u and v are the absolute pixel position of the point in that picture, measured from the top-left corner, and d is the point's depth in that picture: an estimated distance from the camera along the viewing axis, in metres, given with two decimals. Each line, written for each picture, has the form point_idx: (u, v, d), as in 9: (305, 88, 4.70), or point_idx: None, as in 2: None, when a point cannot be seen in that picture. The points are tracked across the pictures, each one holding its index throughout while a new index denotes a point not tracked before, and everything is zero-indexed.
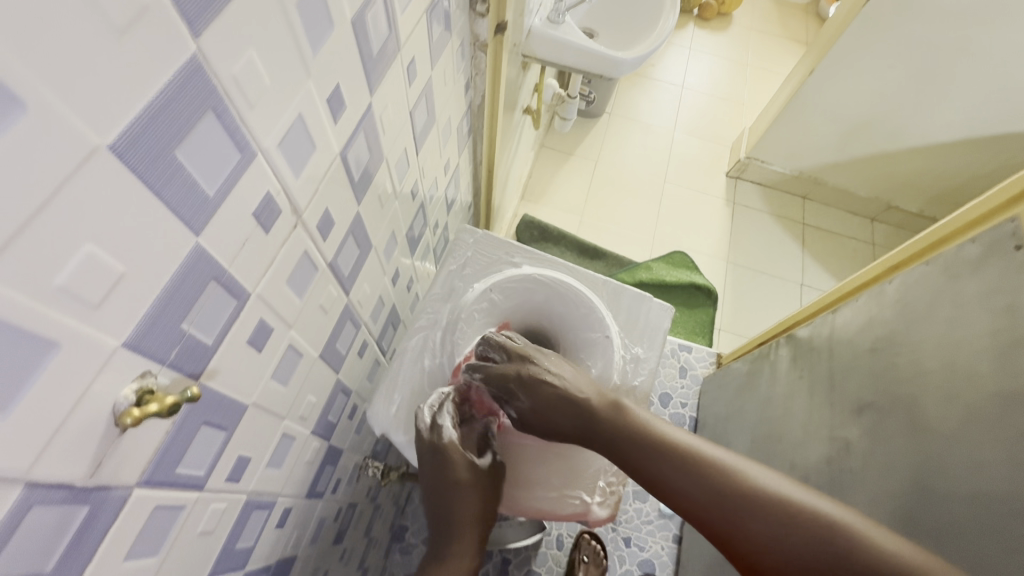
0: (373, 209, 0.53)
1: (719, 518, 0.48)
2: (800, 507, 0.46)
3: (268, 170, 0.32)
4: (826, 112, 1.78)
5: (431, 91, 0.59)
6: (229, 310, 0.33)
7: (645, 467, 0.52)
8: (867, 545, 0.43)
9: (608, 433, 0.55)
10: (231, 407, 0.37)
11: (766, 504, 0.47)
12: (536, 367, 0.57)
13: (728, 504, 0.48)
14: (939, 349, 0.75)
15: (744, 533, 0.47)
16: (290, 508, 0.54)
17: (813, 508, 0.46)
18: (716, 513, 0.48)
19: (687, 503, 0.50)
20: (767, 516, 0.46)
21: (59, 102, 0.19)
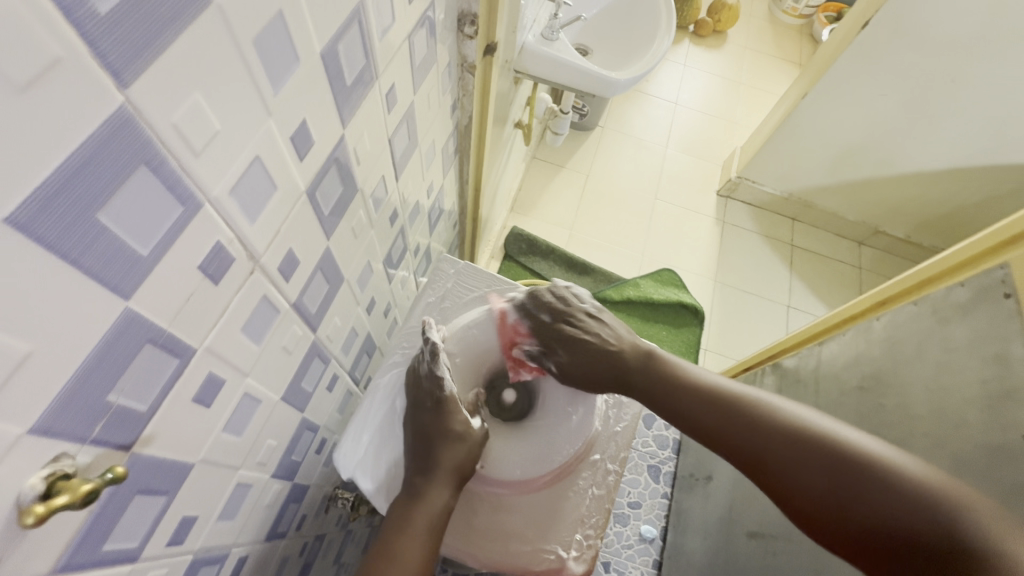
0: (346, 241, 0.50)
1: (761, 452, 0.52)
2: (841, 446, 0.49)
3: (217, 218, 0.29)
4: (818, 136, 1.79)
5: (413, 114, 0.56)
6: (169, 370, 0.30)
7: (690, 411, 0.57)
8: (902, 481, 0.45)
9: (649, 382, 0.59)
10: (174, 469, 0.34)
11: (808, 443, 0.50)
12: (580, 322, 0.60)
13: (769, 439, 0.52)
14: (928, 393, 0.74)
15: (781, 464, 0.51)
16: (245, 556, 0.51)
17: (847, 444, 0.49)
18: (757, 446, 0.53)
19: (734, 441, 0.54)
20: (806, 451, 0.50)
21: None
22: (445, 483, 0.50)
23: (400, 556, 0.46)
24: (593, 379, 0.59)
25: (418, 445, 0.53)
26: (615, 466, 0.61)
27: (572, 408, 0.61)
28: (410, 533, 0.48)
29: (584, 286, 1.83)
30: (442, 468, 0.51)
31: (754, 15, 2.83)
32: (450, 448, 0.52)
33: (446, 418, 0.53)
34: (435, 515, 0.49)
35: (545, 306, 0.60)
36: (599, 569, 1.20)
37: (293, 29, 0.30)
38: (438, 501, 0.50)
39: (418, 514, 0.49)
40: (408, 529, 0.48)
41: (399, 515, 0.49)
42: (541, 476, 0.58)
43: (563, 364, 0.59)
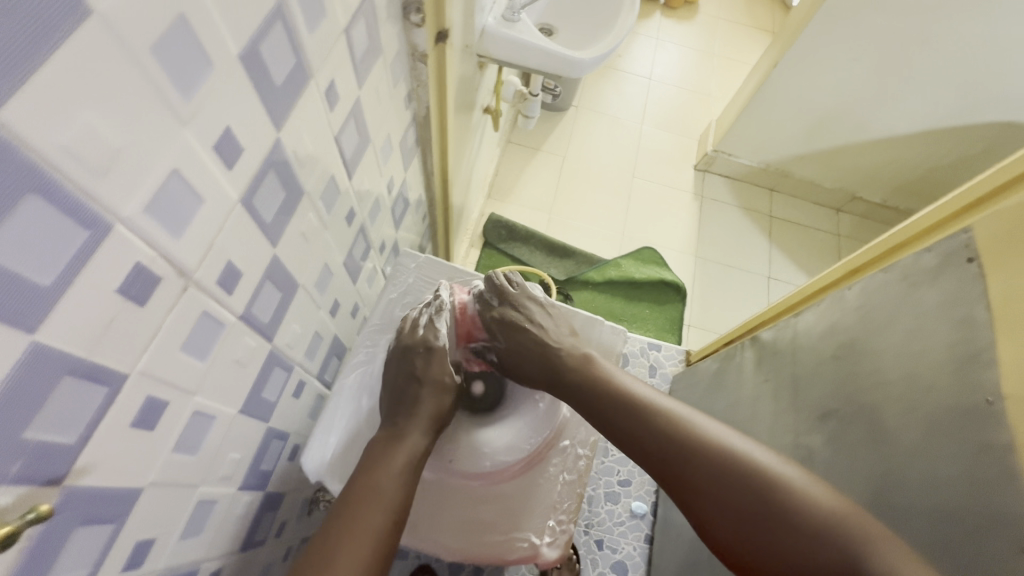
0: (298, 247, 0.48)
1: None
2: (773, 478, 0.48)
3: (135, 238, 0.28)
4: (792, 106, 1.78)
5: (360, 109, 0.54)
6: (98, 398, 0.29)
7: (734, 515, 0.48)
8: None
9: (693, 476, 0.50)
10: (120, 496, 0.33)
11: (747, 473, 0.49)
12: (517, 318, 0.61)
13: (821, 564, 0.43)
14: (897, 360, 0.75)
15: None
16: (219, 569, 0.50)
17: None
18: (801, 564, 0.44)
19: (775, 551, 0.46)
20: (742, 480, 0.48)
21: None
22: (424, 427, 0.53)
23: (379, 486, 0.47)
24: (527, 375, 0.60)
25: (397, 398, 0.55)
26: (585, 451, 0.61)
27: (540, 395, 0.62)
28: (380, 470, 0.48)
29: (565, 269, 1.83)
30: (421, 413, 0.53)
31: None
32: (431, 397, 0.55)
33: (433, 367, 0.56)
34: (413, 456, 0.50)
35: (495, 296, 0.63)
36: (593, 547, 1.23)
37: (203, 32, 0.28)
38: (417, 443, 0.52)
39: (398, 452, 0.50)
40: (386, 462, 0.49)
41: (377, 453, 0.50)
42: (509, 466, 0.58)
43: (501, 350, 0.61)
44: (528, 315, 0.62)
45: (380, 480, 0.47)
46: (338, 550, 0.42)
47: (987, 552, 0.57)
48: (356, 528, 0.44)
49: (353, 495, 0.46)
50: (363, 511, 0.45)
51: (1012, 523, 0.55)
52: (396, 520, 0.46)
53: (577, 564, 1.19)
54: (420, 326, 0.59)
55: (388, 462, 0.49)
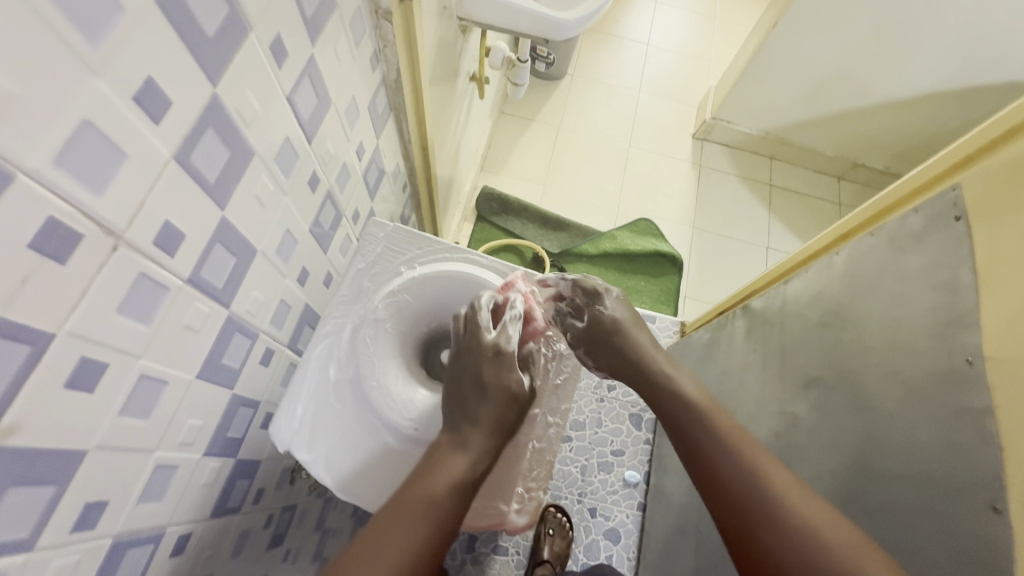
0: (251, 211, 0.47)
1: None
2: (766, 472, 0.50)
3: (44, 192, 0.27)
4: (792, 69, 1.72)
5: (314, 68, 0.52)
6: (21, 358, 0.28)
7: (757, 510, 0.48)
8: None
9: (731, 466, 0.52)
10: (60, 457, 0.33)
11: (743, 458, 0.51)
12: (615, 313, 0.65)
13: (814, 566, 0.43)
14: (881, 324, 0.73)
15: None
16: (189, 533, 0.51)
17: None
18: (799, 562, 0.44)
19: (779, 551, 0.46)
20: (742, 463, 0.51)
21: None
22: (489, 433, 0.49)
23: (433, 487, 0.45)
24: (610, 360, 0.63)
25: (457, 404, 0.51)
26: (556, 419, 0.61)
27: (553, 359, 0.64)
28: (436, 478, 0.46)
29: (559, 242, 1.81)
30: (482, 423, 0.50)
31: None
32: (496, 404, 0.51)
33: (503, 371, 0.53)
34: (467, 467, 0.48)
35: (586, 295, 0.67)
36: (586, 515, 1.26)
37: None
38: (478, 452, 0.49)
39: (455, 461, 0.48)
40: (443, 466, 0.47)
41: (437, 458, 0.48)
42: None
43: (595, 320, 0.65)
44: (615, 307, 0.65)
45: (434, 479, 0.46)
46: (392, 536, 0.42)
47: (963, 514, 0.56)
48: (403, 522, 0.43)
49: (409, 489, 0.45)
50: (412, 508, 0.44)
51: (987, 484, 0.54)
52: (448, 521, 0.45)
53: (570, 531, 1.23)
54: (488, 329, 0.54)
55: (442, 466, 0.47)
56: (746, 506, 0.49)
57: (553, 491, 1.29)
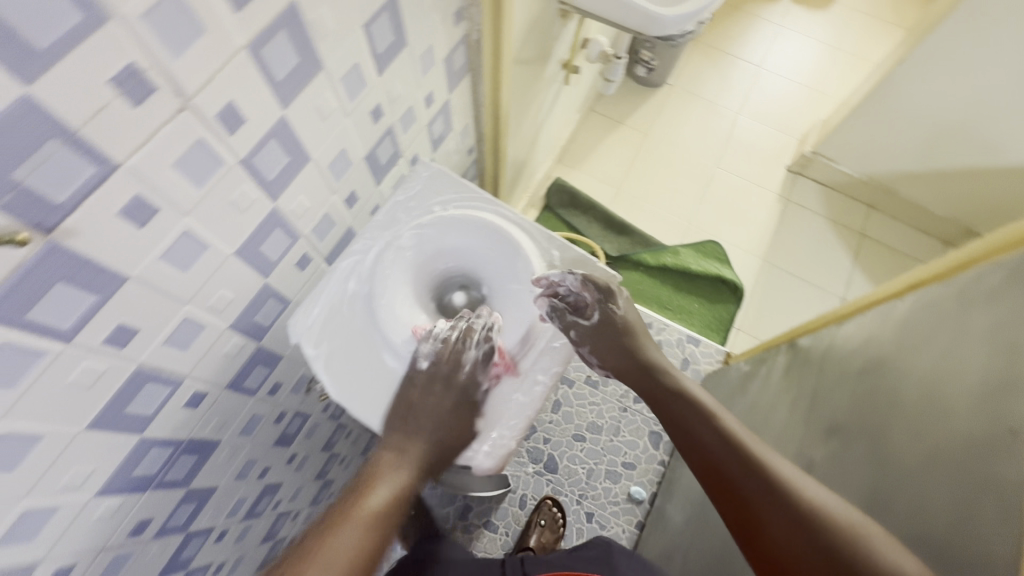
0: (310, 121, 0.53)
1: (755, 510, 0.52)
2: (792, 483, 0.52)
3: (128, 39, 0.32)
4: (913, 111, 1.58)
5: (395, 5, 0.56)
6: (87, 175, 0.34)
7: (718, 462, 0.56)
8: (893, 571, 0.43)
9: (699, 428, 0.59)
10: (103, 273, 0.39)
11: (766, 474, 0.53)
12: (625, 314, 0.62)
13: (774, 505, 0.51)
14: (923, 379, 0.67)
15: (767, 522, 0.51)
16: (203, 393, 0.58)
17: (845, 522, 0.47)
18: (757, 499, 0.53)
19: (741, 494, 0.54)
20: (745, 458, 0.55)
21: None
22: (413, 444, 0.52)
23: (362, 507, 0.45)
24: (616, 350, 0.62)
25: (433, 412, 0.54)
26: (546, 378, 0.59)
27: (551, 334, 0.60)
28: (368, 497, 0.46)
29: (619, 247, 1.79)
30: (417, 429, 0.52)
31: None
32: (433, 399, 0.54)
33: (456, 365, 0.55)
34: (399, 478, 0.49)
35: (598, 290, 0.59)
36: (582, 518, 1.25)
37: None
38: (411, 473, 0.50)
39: (375, 491, 0.47)
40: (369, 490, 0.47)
41: (374, 475, 0.49)
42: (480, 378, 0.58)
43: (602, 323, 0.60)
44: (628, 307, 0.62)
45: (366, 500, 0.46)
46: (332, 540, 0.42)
47: None
48: (339, 530, 0.43)
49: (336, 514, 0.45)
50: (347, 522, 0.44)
51: (996, 566, 0.48)
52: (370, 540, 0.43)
53: (561, 528, 1.21)
54: (466, 363, 0.56)
55: (373, 479, 0.48)
56: (720, 465, 0.56)
57: (554, 484, 1.28)
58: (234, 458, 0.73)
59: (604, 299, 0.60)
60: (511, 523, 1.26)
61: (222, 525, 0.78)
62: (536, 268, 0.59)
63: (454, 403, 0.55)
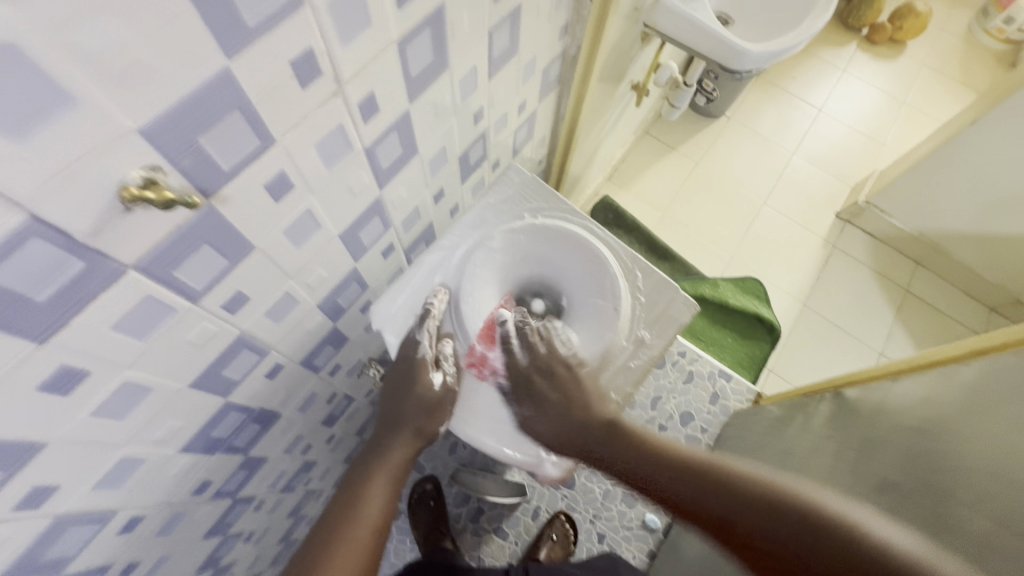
0: (426, 116, 0.54)
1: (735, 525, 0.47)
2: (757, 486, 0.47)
3: (314, 26, 0.34)
4: (979, 173, 1.55)
5: (517, 16, 0.58)
6: (250, 147, 0.36)
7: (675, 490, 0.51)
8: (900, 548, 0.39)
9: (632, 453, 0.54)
10: (238, 241, 0.41)
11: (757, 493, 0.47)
12: (588, 381, 0.58)
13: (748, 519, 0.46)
14: (987, 448, 0.66)
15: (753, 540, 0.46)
16: (281, 366, 0.60)
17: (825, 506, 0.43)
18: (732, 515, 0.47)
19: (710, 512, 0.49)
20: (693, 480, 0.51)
21: None
22: (406, 441, 0.56)
23: (365, 511, 0.51)
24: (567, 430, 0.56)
25: (396, 373, 0.58)
26: (617, 397, 0.59)
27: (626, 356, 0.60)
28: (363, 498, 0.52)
29: None
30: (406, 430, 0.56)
31: (947, 29, 2.44)
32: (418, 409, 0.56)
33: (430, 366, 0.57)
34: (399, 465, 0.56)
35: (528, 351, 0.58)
36: (592, 538, 1.24)
37: None
38: (392, 478, 0.55)
39: (377, 483, 0.54)
40: (368, 491, 0.53)
41: (360, 477, 0.54)
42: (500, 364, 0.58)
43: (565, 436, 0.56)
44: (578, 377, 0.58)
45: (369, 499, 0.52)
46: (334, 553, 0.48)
47: None
48: (340, 540, 0.49)
49: (332, 522, 0.50)
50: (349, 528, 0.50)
51: None
52: (370, 548, 0.50)
53: (572, 545, 1.20)
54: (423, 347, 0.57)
55: (370, 480, 0.54)
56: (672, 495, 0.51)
57: (569, 500, 1.27)
58: (287, 432, 0.74)
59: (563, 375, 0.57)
60: (521, 533, 1.25)
61: (261, 496, 0.79)
62: (622, 288, 0.59)
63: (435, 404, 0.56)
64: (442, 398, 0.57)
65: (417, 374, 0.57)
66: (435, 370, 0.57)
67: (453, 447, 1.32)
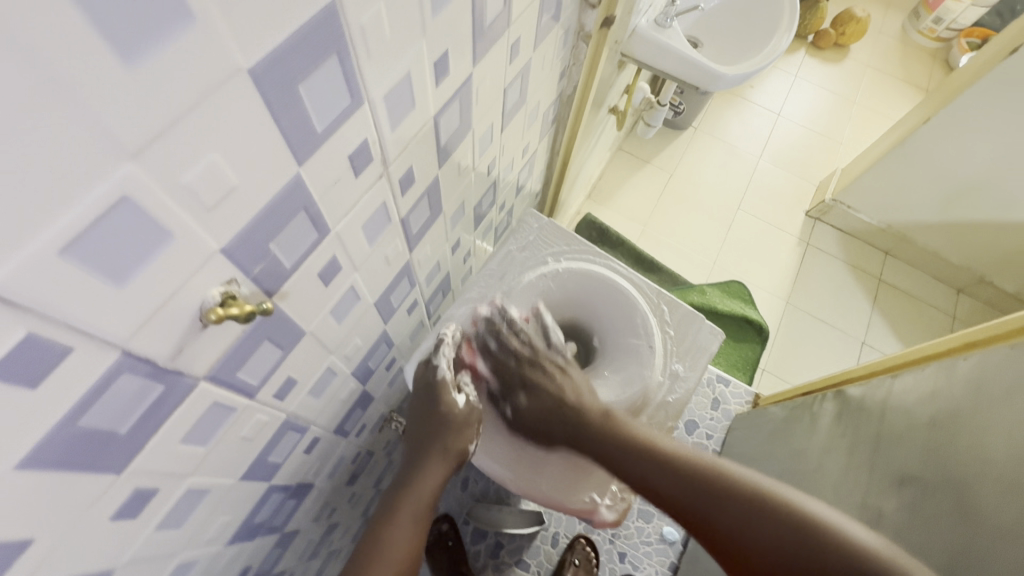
0: (450, 176, 0.55)
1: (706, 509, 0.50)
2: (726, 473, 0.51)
3: (369, 119, 0.34)
4: (934, 166, 1.65)
5: (527, 71, 0.59)
6: (310, 240, 0.35)
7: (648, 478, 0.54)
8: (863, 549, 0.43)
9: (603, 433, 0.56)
10: (292, 330, 0.40)
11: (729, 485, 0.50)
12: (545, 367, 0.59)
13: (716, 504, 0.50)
14: (1005, 438, 0.68)
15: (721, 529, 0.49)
16: (318, 439, 0.58)
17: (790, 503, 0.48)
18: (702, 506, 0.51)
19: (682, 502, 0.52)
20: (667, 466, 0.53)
21: (227, 34, 0.21)
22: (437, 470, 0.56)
23: (394, 545, 0.52)
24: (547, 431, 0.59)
25: (418, 399, 0.58)
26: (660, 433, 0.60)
27: (662, 390, 0.61)
28: (394, 531, 0.53)
29: None
30: (436, 458, 0.56)
31: (883, 32, 2.61)
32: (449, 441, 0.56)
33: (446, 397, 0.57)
34: (428, 495, 0.56)
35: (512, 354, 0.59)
36: (614, 558, 1.21)
37: None
38: (417, 509, 0.55)
39: (405, 517, 0.54)
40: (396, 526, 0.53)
41: (389, 511, 0.54)
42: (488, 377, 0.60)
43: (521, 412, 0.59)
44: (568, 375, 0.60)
45: (400, 531, 0.53)
46: None
47: None
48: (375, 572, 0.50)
49: (367, 552, 0.51)
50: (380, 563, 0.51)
51: None
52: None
53: (595, 567, 1.16)
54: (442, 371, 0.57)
55: (398, 512, 0.54)
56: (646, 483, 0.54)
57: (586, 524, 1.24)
58: (317, 499, 0.72)
59: (517, 363, 0.60)
60: (542, 563, 1.20)
61: (291, 567, 0.76)
62: (652, 326, 0.61)
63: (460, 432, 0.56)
64: (468, 416, 0.57)
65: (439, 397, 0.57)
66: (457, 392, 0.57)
67: (466, 482, 1.29)
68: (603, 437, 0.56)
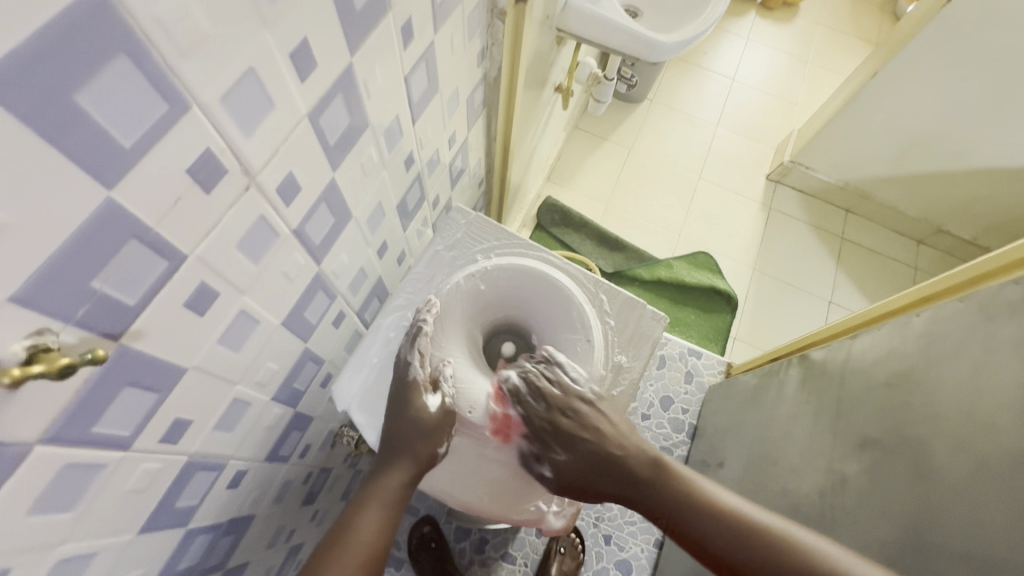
0: (355, 178, 0.50)
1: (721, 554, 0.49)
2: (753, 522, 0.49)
3: (208, 125, 0.30)
4: (886, 120, 1.65)
5: (433, 55, 0.55)
6: (159, 270, 0.31)
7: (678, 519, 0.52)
8: None
9: (636, 484, 0.53)
10: (166, 369, 0.36)
11: (720, 512, 0.51)
12: (579, 409, 0.55)
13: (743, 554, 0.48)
14: (957, 394, 0.67)
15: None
16: (244, 471, 0.54)
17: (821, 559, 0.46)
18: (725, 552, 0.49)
19: (704, 545, 0.50)
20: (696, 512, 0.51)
21: None
22: (405, 467, 0.52)
23: (353, 540, 0.46)
24: (581, 483, 0.54)
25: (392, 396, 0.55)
26: None
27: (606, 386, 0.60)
28: (353, 531, 0.47)
29: (615, 262, 1.78)
30: (405, 454, 0.52)
31: None
32: (417, 437, 0.52)
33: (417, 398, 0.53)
34: (394, 492, 0.51)
35: (536, 396, 0.55)
36: (600, 542, 1.17)
37: None
38: (384, 505, 0.50)
39: (367, 513, 0.49)
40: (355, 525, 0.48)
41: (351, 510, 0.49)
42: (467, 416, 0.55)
43: (560, 468, 0.55)
44: (596, 414, 0.55)
45: (363, 529, 0.48)
46: None
47: None
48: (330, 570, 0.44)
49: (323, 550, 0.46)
50: (340, 560, 0.45)
51: None
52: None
53: (581, 554, 1.11)
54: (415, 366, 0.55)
55: (360, 509, 0.49)
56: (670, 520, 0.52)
57: None
58: (264, 529, 0.68)
59: (548, 408, 0.55)
60: (529, 555, 1.15)
61: None
62: (591, 319, 0.59)
63: (429, 432, 0.52)
64: (442, 420, 0.53)
65: (411, 398, 0.53)
66: (429, 392, 0.54)
67: None
68: (638, 485, 0.53)
